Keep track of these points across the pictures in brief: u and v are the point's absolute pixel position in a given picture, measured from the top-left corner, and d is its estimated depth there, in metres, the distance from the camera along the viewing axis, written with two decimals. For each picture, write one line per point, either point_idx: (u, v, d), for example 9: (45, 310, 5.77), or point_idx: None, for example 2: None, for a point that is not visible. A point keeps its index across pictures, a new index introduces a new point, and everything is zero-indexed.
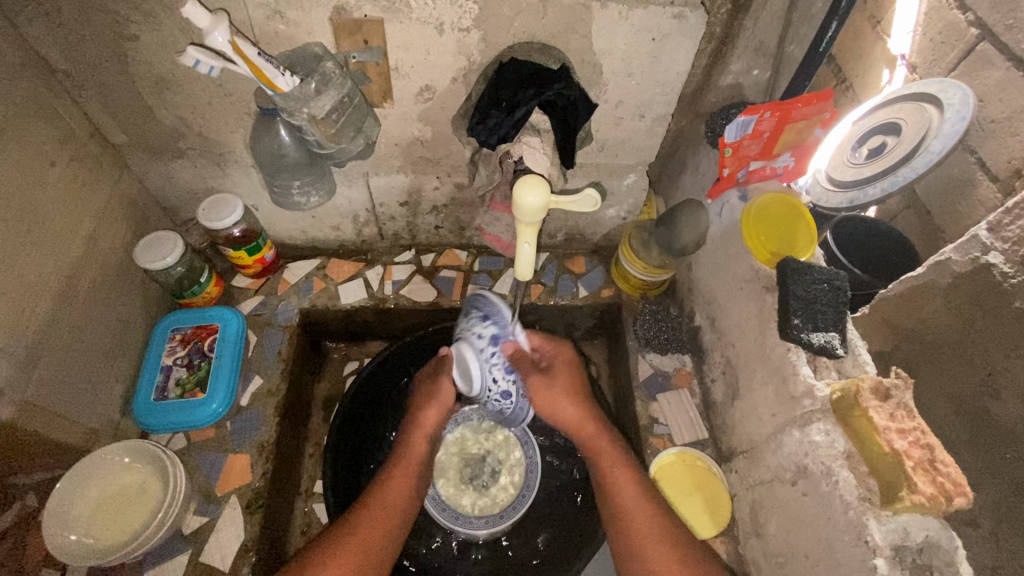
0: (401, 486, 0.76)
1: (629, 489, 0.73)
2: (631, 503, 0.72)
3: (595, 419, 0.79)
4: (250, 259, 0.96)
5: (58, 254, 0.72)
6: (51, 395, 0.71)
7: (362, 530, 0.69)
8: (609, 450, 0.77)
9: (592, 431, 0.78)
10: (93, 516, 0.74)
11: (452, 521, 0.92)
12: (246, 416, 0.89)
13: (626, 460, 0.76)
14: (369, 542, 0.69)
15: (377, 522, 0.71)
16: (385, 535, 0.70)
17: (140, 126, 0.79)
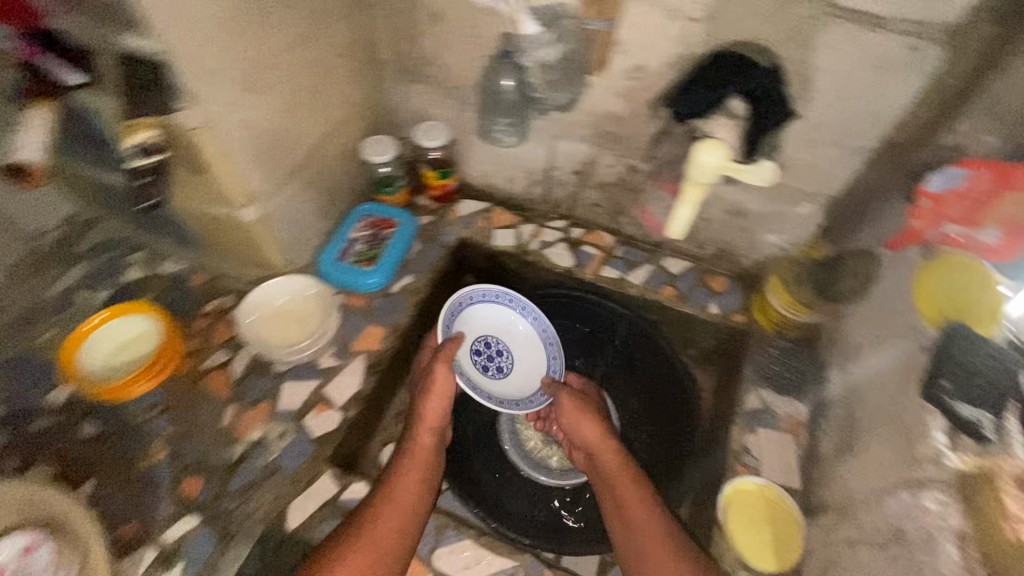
0: (411, 479, 0.80)
1: (646, 520, 0.75)
2: (652, 532, 0.73)
3: (611, 443, 0.84)
4: (437, 181, 1.14)
5: (319, 123, 0.93)
6: (278, 221, 0.93)
7: (378, 528, 0.74)
8: (619, 470, 0.81)
9: (608, 451, 0.83)
10: (268, 321, 0.97)
11: (518, 455, 1.02)
12: (390, 299, 1.05)
13: (639, 486, 0.79)
14: (384, 542, 0.73)
15: (392, 519, 0.75)
16: (399, 533, 0.75)
17: (403, 48, 0.99)
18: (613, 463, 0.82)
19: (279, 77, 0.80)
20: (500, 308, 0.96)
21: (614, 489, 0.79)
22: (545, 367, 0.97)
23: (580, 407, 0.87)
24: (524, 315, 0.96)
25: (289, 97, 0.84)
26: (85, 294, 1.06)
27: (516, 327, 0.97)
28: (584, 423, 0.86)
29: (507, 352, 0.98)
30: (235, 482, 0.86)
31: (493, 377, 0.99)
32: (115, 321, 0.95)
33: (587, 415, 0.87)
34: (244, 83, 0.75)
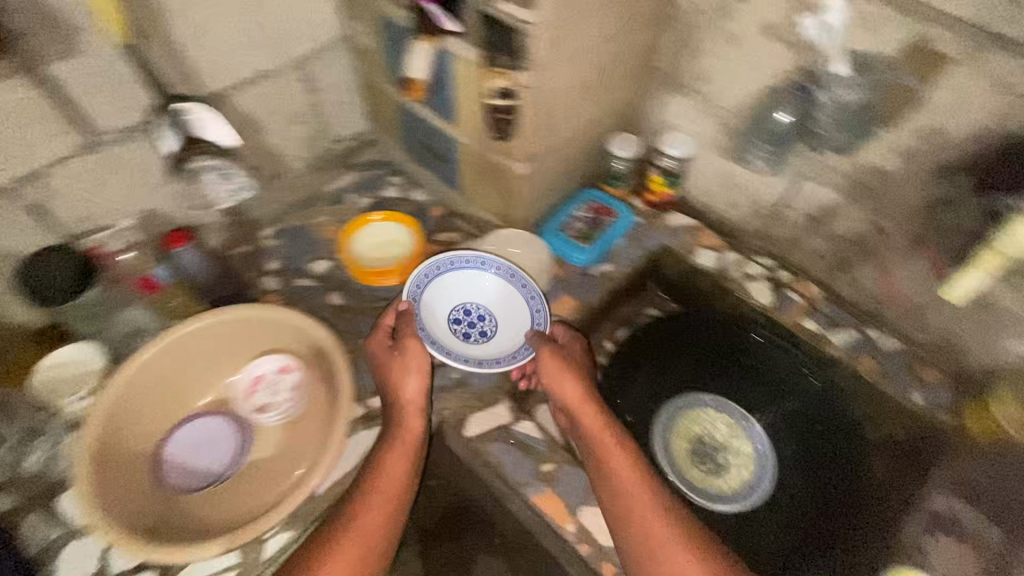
0: (397, 467, 0.86)
1: (634, 499, 0.83)
2: (640, 509, 0.82)
3: (593, 405, 0.90)
4: (660, 189, 1.20)
5: (594, 111, 1.03)
6: (533, 186, 1.05)
7: (361, 517, 0.81)
8: (607, 439, 0.88)
9: (588, 410, 0.90)
10: (490, 266, 1.08)
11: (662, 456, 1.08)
12: (587, 278, 1.14)
13: (620, 455, 0.87)
14: (371, 528, 0.81)
15: (377, 505, 0.83)
16: (384, 512, 0.83)
17: (684, 62, 1.07)
18: (593, 421, 0.89)
19: (588, 64, 0.91)
20: (478, 266, 1.06)
21: (606, 458, 0.87)
22: (526, 320, 1.04)
23: (558, 360, 0.93)
24: (499, 270, 1.05)
25: (590, 80, 0.95)
26: (350, 196, 1.28)
27: (487, 284, 1.07)
28: (554, 373, 0.92)
29: (490, 316, 1.06)
30: (431, 382, 1.01)
31: (477, 343, 1.05)
32: (383, 223, 1.14)
33: (568, 374, 0.92)
34: (570, 59, 0.86)
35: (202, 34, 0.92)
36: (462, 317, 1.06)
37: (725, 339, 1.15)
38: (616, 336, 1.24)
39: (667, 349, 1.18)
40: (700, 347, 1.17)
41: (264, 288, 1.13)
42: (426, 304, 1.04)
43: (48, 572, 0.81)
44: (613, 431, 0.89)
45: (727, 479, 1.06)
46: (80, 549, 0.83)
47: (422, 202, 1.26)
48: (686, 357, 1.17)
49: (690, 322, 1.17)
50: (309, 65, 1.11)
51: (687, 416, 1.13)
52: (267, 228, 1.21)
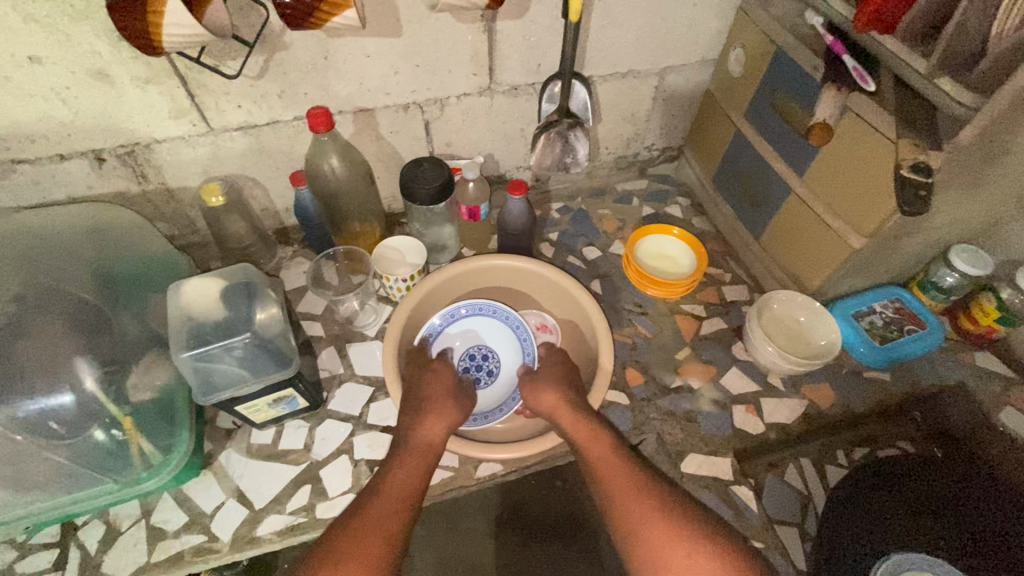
0: (414, 473, 0.80)
1: (617, 485, 0.79)
2: (620, 497, 0.78)
3: (567, 404, 0.89)
4: (987, 321, 1.04)
5: (961, 217, 0.94)
6: (855, 268, 0.98)
7: (375, 507, 0.75)
8: (588, 433, 0.85)
9: (565, 413, 0.88)
10: (769, 318, 1.05)
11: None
12: (861, 379, 1.05)
13: (597, 445, 0.84)
14: (390, 526, 0.73)
15: (392, 497, 0.77)
16: (399, 505, 0.76)
17: None
18: (568, 419, 0.87)
19: (995, 170, 0.83)
20: (458, 323, 1.06)
21: (603, 474, 0.81)
22: (518, 349, 1.06)
23: (541, 381, 0.94)
24: (469, 310, 1.06)
25: (986, 182, 0.85)
26: (637, 201, 1.34)
27: (470, 331, 1.07)
28: (534, 388, 0.93)
29: (494, 354, 1.07)
30: (662, 401, 1.03)
31: (485, 386, 1.05)
32: (675, 241, 1.20)
33: (546, 385, 0.93)
34: (988, 155, 0.78)
35: (612, 28, 1.04)
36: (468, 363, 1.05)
37: (983, 518, 0.94)
38: (853, 455, 1.03)
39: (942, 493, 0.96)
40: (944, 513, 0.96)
41: (540, 252, 1.25)
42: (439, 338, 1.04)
43: (329, 396, 0.99)
44: (584, 424, 0.86)
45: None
46: (351, 391, 1.00)
47: (702, 233, 1.28)
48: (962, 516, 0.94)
49: (959, 472, 0.98)
50: (668, 78, 1.18)
51: None
52: (558, 202, 1.34)
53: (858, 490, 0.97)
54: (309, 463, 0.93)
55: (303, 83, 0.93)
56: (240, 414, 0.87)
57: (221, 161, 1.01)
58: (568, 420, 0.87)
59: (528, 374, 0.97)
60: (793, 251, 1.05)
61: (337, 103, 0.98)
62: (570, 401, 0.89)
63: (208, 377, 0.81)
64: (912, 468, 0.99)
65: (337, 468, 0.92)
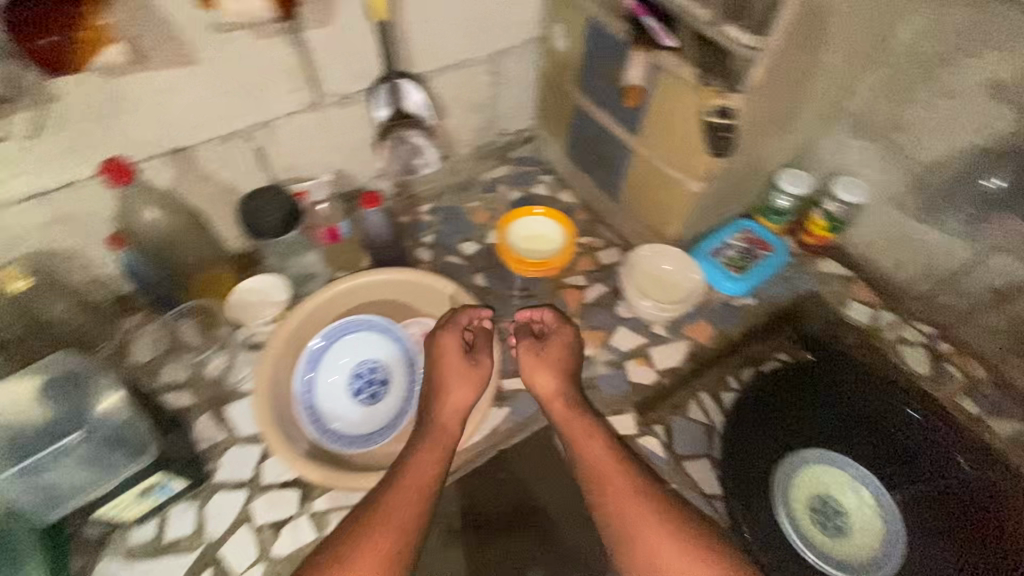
0: (427, 465, 0.79)
1: (603, 471, 0.81)
2: (607, 480, 0.80)
3: (567, 398, 0.90)
4: (820, 232, 1.16)
5: (777, 142, 1.03)
6: (700, 207, 1.05)
7: (392, 502, 0.74)
8: (578, 425, 0.87)
9: (558, 402, 0.90)
10: (640, 274, 1.10)
11: (780, 484, 1.00)
12: (731, 309, 1.13)
13: (584, 437, 0.85)
14: (404, 520, 0.73)
15: (410, 487, 0.76)
16: (415, 497, 0.75)
17: (878, 109, 1.03)
18: (563, 412, 0.89)
19: (792, 95, 0.91)
20: (321, 362, 0.95)
21: (600, 467, 0.81)
22: (390, 340, 0.97)
23: (541, 359, 0.94)
24: (324, 340, 0.96)
25: (788, 108, 0.94)
26: (505, 187, 1.35)
27: (340, 361, 0.96)
28: (535, 370, 0.93)
29: (376, 359, 0.96)
30: None
31: (388, 392, 0.94)
32: (542, 218, 1.18)
33: (543, 365, 0.93)
34: (782, 82, 0.85)
35: (430, 20, 1.02)
36: (359, 385, 0.94)
37: (884, 403, 1.03)
38: (742, 376, 1.12)
39: (830, 389, 1.07)
40: (831, 404, 1.06)
41: (418, 258, 1.21)
42: (316, 386, 0.93)
43: (214, 467, 0.90)
44: (574, 415, 0.88)
45: (853, 548, 0.96)
46: (239, 454, 0.92)
47: (571, 205, 1.30)
48: (851, 405, 1.05)
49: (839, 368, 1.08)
50: (501, 62, 1.19)
51: (823, 474, 1.02)
52: (426, 204, 1.30)
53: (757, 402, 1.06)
54: (206, 545, 0.84)
55: (92, 132, 0.82)
56: (108, 517, 0.78)
57: (19, 240, 0.87)
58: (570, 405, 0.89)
59: (532, 343, 0.96)
60: (650, 206, 1.11)
61: (145, 148, 0.88)
62: (563, 386, 0.91)
63: (50, 492, 0.74)
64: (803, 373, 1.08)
65: (239, 542, 0.85)
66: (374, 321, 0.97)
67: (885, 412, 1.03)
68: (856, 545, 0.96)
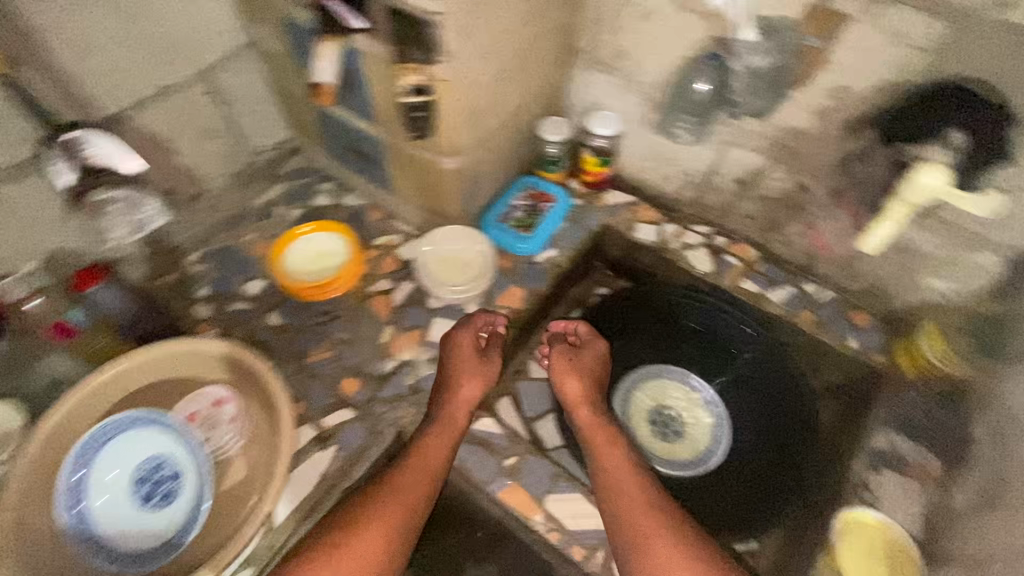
0: (436, 448, 0.84)
1: (617, 475, 0.81)
2: (617, 482, 0.81)
3: (589, 401, 0.92)
4: (594, 168, 1.21)
5: (517, 93, 1.02)
6: (465, 177, 1.03)
7: (399, 484, 0.79)
8: (601, 433, 0.88)
9: (584, 408, 0.91)
10: (436, 262, 1.09)
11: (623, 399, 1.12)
12: (534, 267, 1.15)
13: (605, 445, 0.86)
14: (409, 498, 0.78)
15: (414, 473, 0.81)
16: (420, 484, 0.80)
17: (600, 41, 1.08)
18: (586, 417, 0.91)
19: (503, 48, 0.90)
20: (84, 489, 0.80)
21: (614, 470, 0.82)
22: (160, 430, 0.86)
23: (572, 366, 0.95)
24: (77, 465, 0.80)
25: (508, 59, 0.93)
26: (281, 209, 1.22)
27: (106, 478, 0.81)
28: (567, 374, 0.94)
29: (150, 457, 0.84)
30: (385, 392, 0.98)
31: (178, 482, 0.84)
32: (316, 234, 1.11)
33: (575, 371, 0.94)
34: (483, 36, 0.83)
35: (92, 51, 0.86)
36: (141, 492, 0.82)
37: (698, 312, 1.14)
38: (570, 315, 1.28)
39: (646, 311, 1.17)
40: (656, 324, 1.17)
41: (197, 317, 1.07)
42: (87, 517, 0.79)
43: None
44: (602, 428, 0.89)
45: (693, 443, 1.09)
46: None
47: (357, 208, 1.22)
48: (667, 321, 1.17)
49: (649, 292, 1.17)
50: (218, 77, 1.06)
51: (669, 389, 1.14)
52: (192, 253, 1.15)
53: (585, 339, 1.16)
54: None
55: None
56: None
57: None
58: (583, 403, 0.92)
59: (566, 349, 0.97)
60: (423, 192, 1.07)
61: None
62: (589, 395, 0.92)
63: None
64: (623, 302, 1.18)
65: None
66: (137, 414, 0.84)
67: (705, 320, 1.14)
68: (685, 447, 1.08)
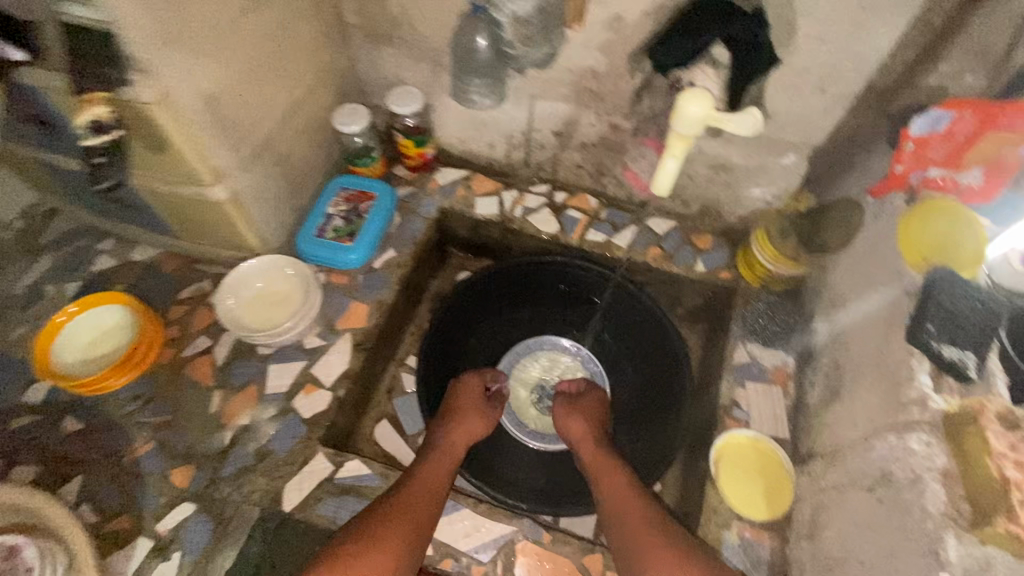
0: (438, 475, 0.82)
1: (623, 498, 0.79)
2: (623, 502, 0.78)
3: (598, 437, 0.91)
4: (414, 150, 1.10)
5: (287, 91, 0.88)
6: (254, 200, 0.88)
7: (408, 497, 0.76)
8: (604, 461, 0.86)
9: (589, 444, 0.90)
10: (250, 304, 0.92)
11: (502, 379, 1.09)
12: (374, 276, 1.03)
13: (605, 471, 0.84)
14: (419, 515, 0.74)
15: (420, 494, 0.78)
16: (427, 503, 0.77)
17: (369, 11, 0.96)
18: (590, 452, 0.89)
19: (239, 44, 0.75)
20: None
21: (622, 497, 0.79)
22: None
23: (574, 407, 0.95)
24: None
25: (253, 55, 0.78)
26: (52, 288, 1.01)
27: None
28: (569, 413, 0.95)
29: None
30: (227, 468, 0.84)
31: None
32: (84, 314, 0.92)
33: (579, 413, 0.94)
34: (200, 35, 0.68)
35: None
36: None
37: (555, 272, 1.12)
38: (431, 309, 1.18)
39: (505, 285, 1.13)
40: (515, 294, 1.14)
41: None
42: None
43: None
44: (604, 455, 0.87)
45: None
46: None
47: (149, 262, 1.03)
48: (526, 288, 1.14)
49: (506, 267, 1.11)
50: None
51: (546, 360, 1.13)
52: None
53: (448, 328, 1.08)
54: None
55: None
56: None
57: None
58: (588, 438, 0.91)
59: (567, 398, 0.98)
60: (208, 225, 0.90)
61: None
62: (592, 432, 0.91)
63: None
64: (481, 284, 1.10)
65: None
66: None
67: (564, 278, 1.12)
68: None
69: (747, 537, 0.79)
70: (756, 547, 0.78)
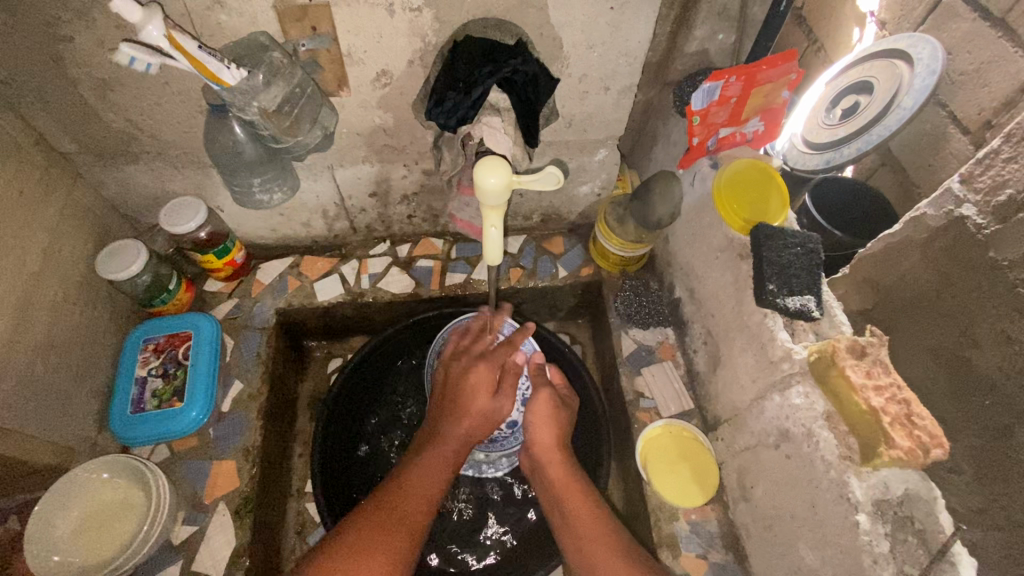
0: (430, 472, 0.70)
1: (581, 512, 0.71)
2: (586, 520, 0.70)
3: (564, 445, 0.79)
4: (220, 262, 0.93)
5: (12, 270, 0.69)
6: (21, 414, 0.70)
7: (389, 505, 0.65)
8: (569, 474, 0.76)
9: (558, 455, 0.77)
10: (77, 535, 0.72)
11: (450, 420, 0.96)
12: (228, 421, 0.87)
13: (567, 483, 0.75)
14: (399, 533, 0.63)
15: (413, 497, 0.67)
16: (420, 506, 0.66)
17: (86, 133, 0.77)
18: (560, 468, 0.76)
19: None
20: None
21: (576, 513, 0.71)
22: None
23: (554, 404, 0.80)
24: None
25: None
26: None
27: None
28: (539, 414, 0.80)
29: None
30: None
31: None
32: None
33: (547, 414, 0.80)
34: None
35: None
36: None
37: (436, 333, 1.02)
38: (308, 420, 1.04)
39: (381, 361, 1.01)
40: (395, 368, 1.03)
41: None
42: None
43: None
44: (575, 472, 0.76)
45: None
46: None
47: None
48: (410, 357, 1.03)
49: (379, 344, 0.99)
50: None
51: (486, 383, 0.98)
52: None
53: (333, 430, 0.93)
54: None
55: None
56: None
57: None
58: (551, 442, 0.78)
59: (552, 396, 0.81)
60: None
61: None
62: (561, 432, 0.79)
63: None
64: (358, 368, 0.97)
65: None
66: None
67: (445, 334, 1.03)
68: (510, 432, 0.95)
69: (695, 521, 0.82)
70: (705, 527, 0.82)
